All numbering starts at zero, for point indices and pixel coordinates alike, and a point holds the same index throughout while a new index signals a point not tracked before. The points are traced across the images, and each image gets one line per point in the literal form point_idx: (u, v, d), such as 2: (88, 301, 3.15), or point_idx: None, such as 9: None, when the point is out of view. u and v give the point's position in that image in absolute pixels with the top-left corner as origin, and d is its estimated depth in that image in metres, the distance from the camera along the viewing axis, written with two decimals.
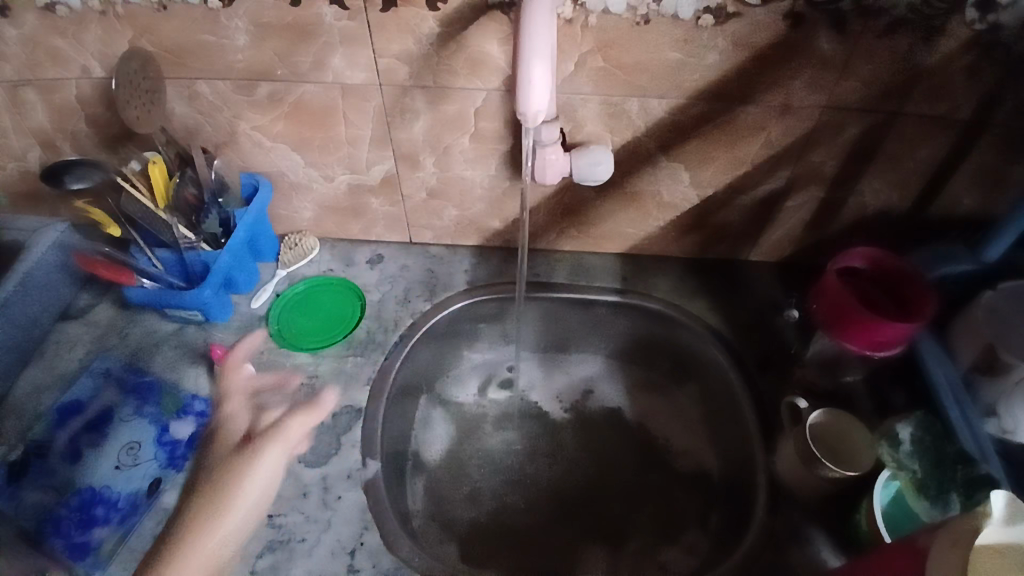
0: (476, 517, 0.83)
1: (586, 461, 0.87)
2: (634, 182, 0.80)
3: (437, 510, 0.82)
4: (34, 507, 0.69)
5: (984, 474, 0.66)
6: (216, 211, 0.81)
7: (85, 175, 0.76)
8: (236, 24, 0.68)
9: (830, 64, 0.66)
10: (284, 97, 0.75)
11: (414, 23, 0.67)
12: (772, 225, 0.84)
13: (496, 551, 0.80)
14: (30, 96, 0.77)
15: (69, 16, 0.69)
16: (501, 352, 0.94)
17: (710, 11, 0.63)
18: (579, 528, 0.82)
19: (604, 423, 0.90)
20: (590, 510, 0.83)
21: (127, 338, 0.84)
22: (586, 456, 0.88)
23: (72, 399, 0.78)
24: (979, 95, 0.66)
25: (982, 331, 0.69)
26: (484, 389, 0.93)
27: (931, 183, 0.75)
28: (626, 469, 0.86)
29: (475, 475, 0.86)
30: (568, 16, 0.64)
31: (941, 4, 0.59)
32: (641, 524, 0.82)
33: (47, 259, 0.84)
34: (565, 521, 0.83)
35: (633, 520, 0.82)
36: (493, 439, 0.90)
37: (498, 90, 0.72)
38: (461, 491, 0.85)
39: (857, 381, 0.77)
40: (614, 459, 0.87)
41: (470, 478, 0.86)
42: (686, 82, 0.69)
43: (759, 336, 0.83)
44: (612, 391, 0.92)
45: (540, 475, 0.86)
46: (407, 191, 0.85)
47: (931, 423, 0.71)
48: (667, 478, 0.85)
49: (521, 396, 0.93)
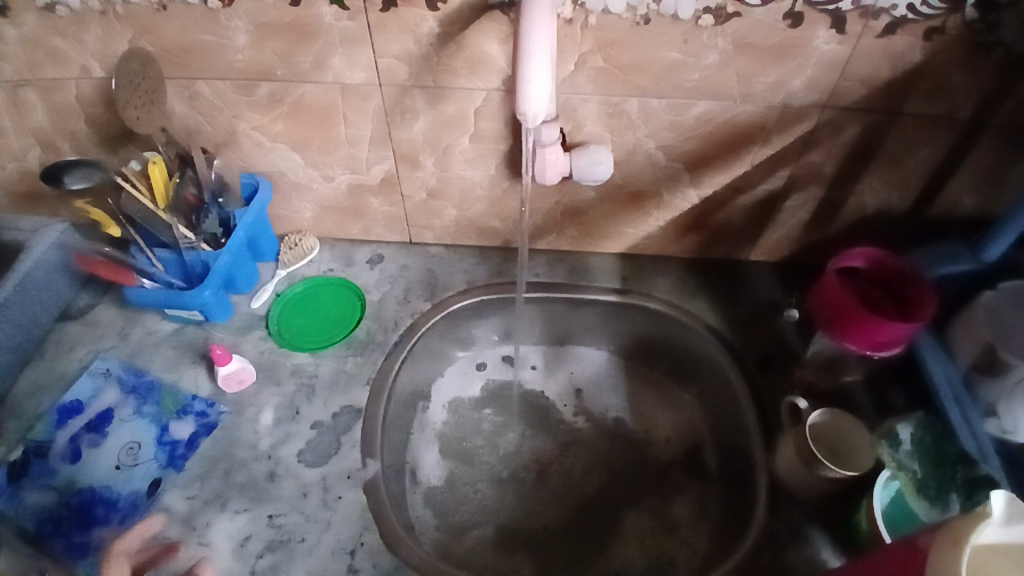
0: (481, 523, 0.82)
1: (592, 467, 0.87)
2: (634, 182, 0.81)
3: (440, 515, 0.82)
4: (34, 507, 0.70)
5: (984, 475, 0.66)
6: (215, 211, 0.80)
7: (87, 175, 0.77)
8: (236, 24, 0.68)
9: (830, 64, 0.66)
10: (284, 97, 0.75)
11: (414, 23, 0.66)
12: (772, 225, 0.84)
13: (505, 558, 0.79)
14: (30, 96, 0.77)
15: (69, 16, 0.69)
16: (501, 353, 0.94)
17: (709, 11, 0.63)
18: (590, 537, 0.81)
19: (605, 423, 0.91)
20: (604, 521, 0.82)
21: (127, 339, 0.84)
22: (593, 462, 0.87)
23: (72, 399, 0.78)
24: (978, 95, 0.66)
25: (982, 330, 0.69)
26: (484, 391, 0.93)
27: (932, 182, 0.75)
28: (633, 475, 0.86)
29: (478, 479, 0.86)
30: (568, 16, 0.64)
31: (941, 4, 0.59)
32: (651, 532, 0.81)
33: (47, 257, 0.84)
34: (576, 529, 0.82)
35: (643, 528, 0.81)
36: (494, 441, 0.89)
37: (497, 89, 0.72)
38: (464, 496, 0.84)
39: (858, 381, 0.77)
40: (620, 464, 0.87)
41: (474, 482, 0.85)
42: (685, 82, 0.69)
43: (759, 336, 0.83)
44: (612, 392, 0.92)
45: (540, 474, 0.86)
46: (407, 192, 0.85)
47: (931, 423, 0.71)
48: (672, 483, 0.84)
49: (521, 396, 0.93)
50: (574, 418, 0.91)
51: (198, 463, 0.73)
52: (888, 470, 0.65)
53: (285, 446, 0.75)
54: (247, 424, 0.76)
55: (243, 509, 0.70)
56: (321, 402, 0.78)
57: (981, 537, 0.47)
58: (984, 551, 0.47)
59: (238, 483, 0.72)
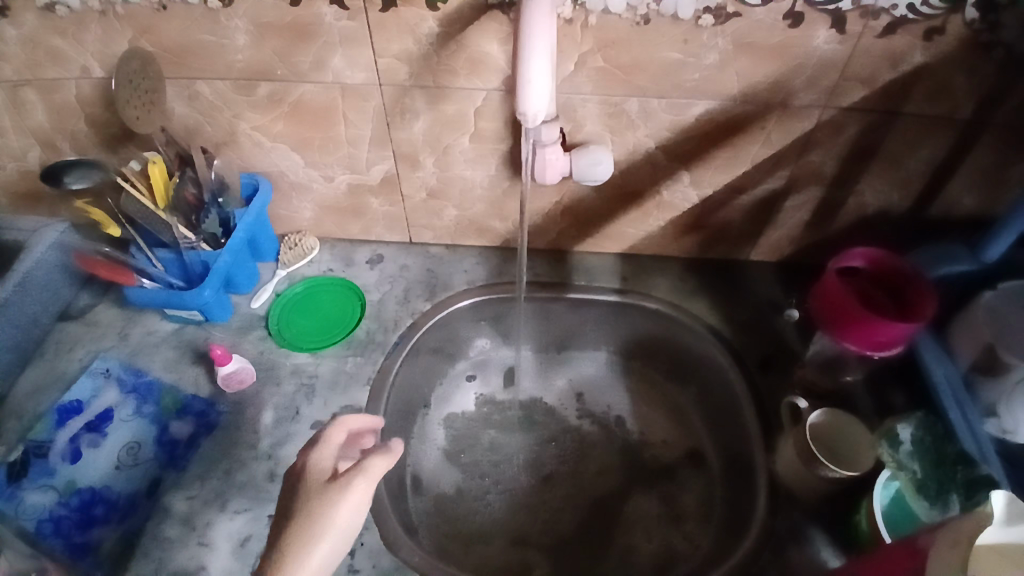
0: (481, 526, 0.82)
1: (592, 469, 0.87)
2: (634, 182, 0.81)
3: (440, 520, 0.82)
4: (34, 507, 0.70)
5: (984, 475, 0.66)
6: (216, 211, 0.80)
7: (86, 175, 0.77)
8: (236, 24, 0.68)
9: (830, 64, 0.66)
10: (284, 97, 0.75)
11: (414, 23, 0.66)
12: (772, 225, 0.84)
13: (505, 562, 0.79)
14: (30, 96, 0.77)
15: (69, 16, 0.69)
16: (500, 355, 0.94)
17: (709, 11, 0.62)
18: (591, 540, 0.81)
19: (605, 423, 0.91)
20: (605, 524, 0.82)
21: (127, 339, 0.84)
22: (594, 464, 0.87)
23: (72, 399, 0.78)
24: (978, 95, 0.66)
25: (982, 330, 0.69)
26: (484, 391, 0.93)
27: (932, 182, 0.75)
28: (634, 478, 0.86)
29: (479, 479, 0.86)
30: (568, 16, 0.64)
31: (941, 4, 0.59)
32: (652, 534, 0.80)
33: (47, 257, 0.84)
34: (576, 533, 0.81)
35: (644, 532, 0.81)
36: (495, 441, 0.89)
37: (497, 89, 0.72)
38: (464, 499, 0.84)
39: (857, 381, 0.77)
40: (621, 466, 0.87)
41: (475, 484, 0.85)
42: (685, 82, 0.69)
43: (760, 336, 0.83)
44: (611, 392, 0.92)
45: (542, 474, 0.86)
46: (407, 192, 0.85)
47: (931, 423, 0.71)
48: (672, 485, 0.84)
49: (521, 396, 0.93)
50: (575, 420, 0.91)
51: (198, 463, 0.73)
52: (887, 470, 0.65)
53: (285, 446, 0.75)
54: (247, 424, 0.76)
55: (243, 509, 0.70)
56: (321, 402, 0.78)
57: (983, 538, 0.47)
58: (984, 550, 0.46)
59: (238, 483, 0.72)
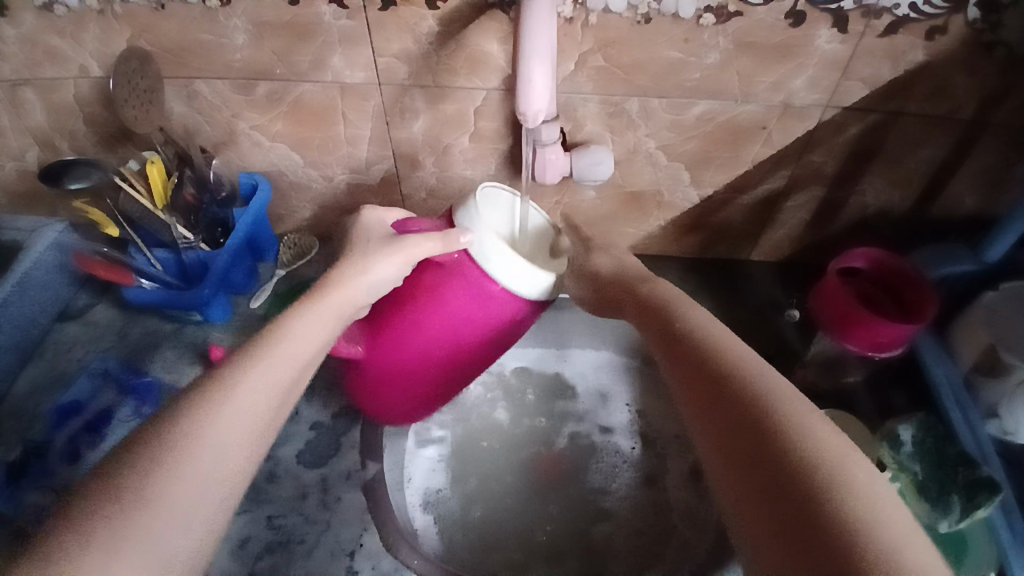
0: (527, 546, 0.78)
1: (613, 477, 0.83)
2: (635, 183, 0.81)
3: (477, 537, 0.79)
4: (34, 507, 0.68)
5: (986, 476, 0.62)
6: (213, 211, 0.80)
7: (84, 175, 0.75)
8: (235, 24, 0.68)
9: (832, 64, 0.65)
10: (283, 96, 0.74)
11: (414, 23, 0.66)
12: (772, 225, 0.84)
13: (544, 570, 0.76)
14: (28, 95, 0.77)
15: (67, 15, 0.68)
16: (522, 376, 0.90)
17: (710, 11, 0.62)
18: (651, 546, 0.77)
19: (625, 432, 0.86)
20: (658, 536, 0.78)
21: (125, 339, 0.85)
22: (619, 463, 0.84)
23: (71, 399, 0.77)
24: (980, 95, 0.66)
25: (981, 332, 0.68)
26: (513, 419, 0.88)
27: (933, 184, 0.75)
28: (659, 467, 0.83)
29: (491, 497, 0.82)
30: (569, 15, 0.64)
31: (943, 4, 0.59)
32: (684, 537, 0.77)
33: (46, 258, 0.83)
34: (638, 530, 0.79)
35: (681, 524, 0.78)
36: (500, 455, 0.86)
37: (497, 89, 0.71)
38: (485, 521, 0.80)
39: (858, 382, 0.79)
40: (648, 455, 0.84)
41: (490, 494, 0.82)
42: (686, 82, 0.68)
43: (758, 336, 0.85)
44: (624, 399, 0.88)
45: (564, 493, 0.83)
46: (407, 191, 0.85)
47: (932, 424, 0.68)
48: (695, 472, 0.81)
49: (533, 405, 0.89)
50: (610, 441, 0.85)
51: None
52: (889, 471, 0.67)
53: (284, 446, 0.75)
54: None
55: (243, 510, 0.71)
56: (321, 403, 0.79)
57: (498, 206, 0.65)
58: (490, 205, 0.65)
59: None
